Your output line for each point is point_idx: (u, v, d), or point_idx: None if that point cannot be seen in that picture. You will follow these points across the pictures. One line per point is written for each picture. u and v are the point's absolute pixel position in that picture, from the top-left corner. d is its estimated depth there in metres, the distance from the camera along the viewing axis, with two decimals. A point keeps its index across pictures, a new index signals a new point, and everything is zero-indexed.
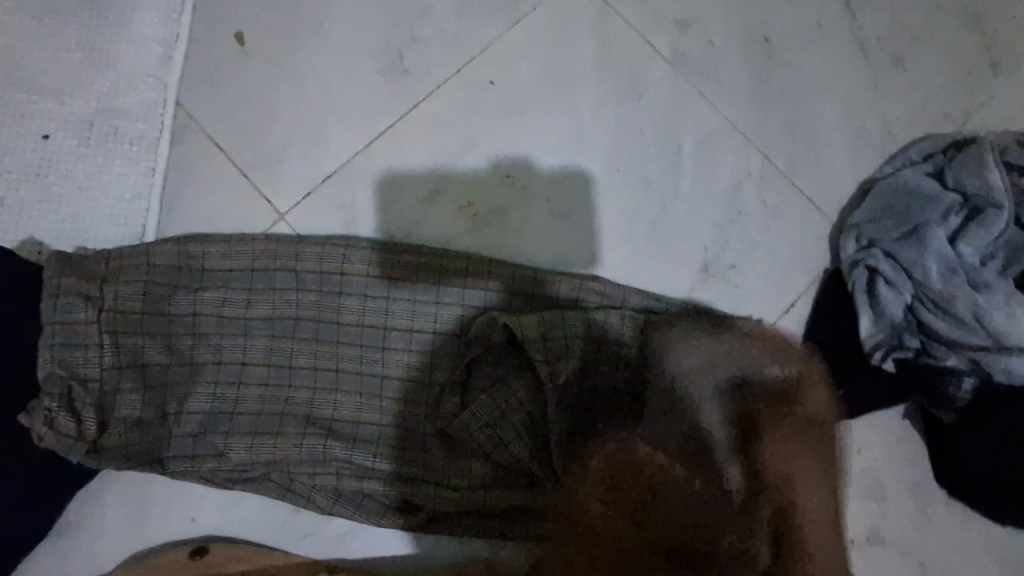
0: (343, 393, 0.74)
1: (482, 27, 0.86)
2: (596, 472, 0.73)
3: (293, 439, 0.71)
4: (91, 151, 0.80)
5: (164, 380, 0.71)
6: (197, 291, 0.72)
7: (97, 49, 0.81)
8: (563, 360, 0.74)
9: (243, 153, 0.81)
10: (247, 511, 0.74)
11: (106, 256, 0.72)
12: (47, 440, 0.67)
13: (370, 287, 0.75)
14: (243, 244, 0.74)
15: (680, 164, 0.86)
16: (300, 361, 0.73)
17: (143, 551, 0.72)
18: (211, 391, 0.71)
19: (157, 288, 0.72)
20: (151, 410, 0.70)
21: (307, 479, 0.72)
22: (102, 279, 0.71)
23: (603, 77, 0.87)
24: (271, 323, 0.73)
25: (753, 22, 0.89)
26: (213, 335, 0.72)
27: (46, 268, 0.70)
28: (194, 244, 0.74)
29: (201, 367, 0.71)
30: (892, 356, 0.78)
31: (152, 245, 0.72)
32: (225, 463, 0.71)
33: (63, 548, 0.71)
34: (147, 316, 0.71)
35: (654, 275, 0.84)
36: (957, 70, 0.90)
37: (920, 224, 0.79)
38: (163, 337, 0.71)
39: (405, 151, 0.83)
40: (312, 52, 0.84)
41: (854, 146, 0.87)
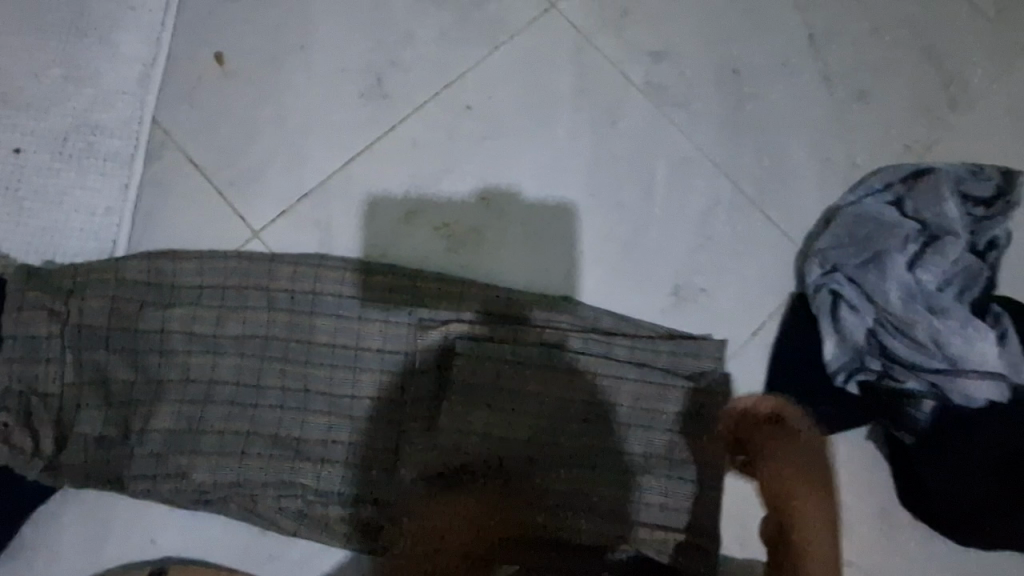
0: (308, 410, 0.73)
1: (461, 53, 0.88)
2: (556, 505, 0.73)
3: (261, 460, 0.71)
4: (66, 165, 0.79)
5: (129, 397, 0.70)
6: (167, 308, 0.72)
7: (77, 65, 0.82)
8: (539, 384, 0.75)
9: (220, 170, 0.82)
10: (211, 532, 0.73)
11: (74, 270, 0.71)
12: (3, 454, 0.66)
13: (342, 308, 0.75)
14: (215, 262, 0.74)
15: (651, 189, 0.88)
16: (270, 380, 0.73)
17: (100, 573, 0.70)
18: (177, 410, 0.70)
19: (126, 303, 0.71)
20: (114, 427, 0.69)
21: (272, 502, 0.71)
22: (69, 294, 0.70)
23: (578, 105, 0.89)
24: (242, 342, 0.73)
25: (722, 55, 0.92)
26: (181, 352, 0.71)
27: (11, 281, 0.70)
28: (165, 260, 0.73)
29: (166, 386, 0.71)
30: (855, 378, 0.80)
31: (121, 259, 0.72)
32: (189, 483, 0.70)
33: (18, 569, 0.69)
34: (114, 332, 0.70)
35: (626, 297, 0.85)
36: (915, 104, 0.93)
37: (881, 251, 0.82)
38: (130, 354, 0.70)
39: (381, 171, 0.85)
40: (292, 72, 0.85)
41: (819, 175, 0.90)
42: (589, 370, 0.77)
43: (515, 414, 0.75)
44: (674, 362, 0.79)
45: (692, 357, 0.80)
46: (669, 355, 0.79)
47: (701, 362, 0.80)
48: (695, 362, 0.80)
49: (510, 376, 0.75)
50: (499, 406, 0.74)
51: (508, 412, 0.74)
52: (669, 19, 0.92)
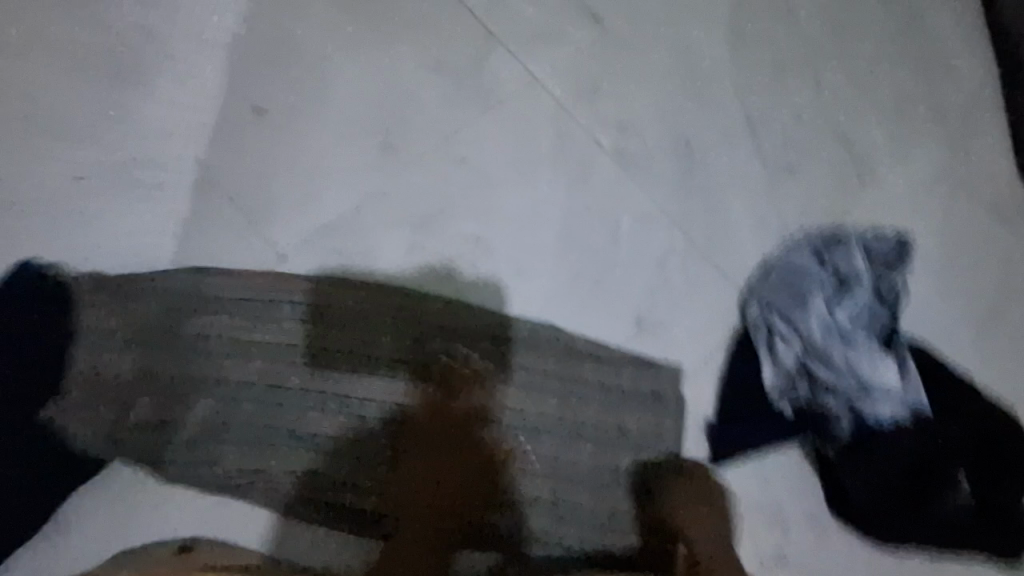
0: (327, 408, 0.87)
1: (461, 115, 1.04)
2: (524, 494, 0.90)
3: (281, 450, 0.85)
4: (122, 193, 0.92)
5: (175, 388, 0.84)
6: (211, 317, 0.88)
7: (134, 109, 0.95)
8: (513, 393, 0.92)
9: (248, 203, 0.94)
10: (230, 512, 0.84)
11: (139, 279, 0.88)
12: (74, 425, 0.81)
13: (360, 323, 0.91)
14: (254, 280, 0.91)
15: (619, 236, 1.04)
16: (293, 382, 0.87)
17: (134, 546, 0.82)
18: (212, 402, 0.85)
19: (180, 310, 0.87)
20: (161, 412, 0.84)
21: (287, 487, 0.85)
22: (135, 299, 0.87)
23: (558, 164, 1.05)
24: (272, 348, 0.88)
25: (678, 130, 1.11)
26: (220, 353, 0.86)
27: (85, 286, 0.87)
28: (213, 277, 0.90)
29: (203, 381, 0.85)
30: (789, 399, 0.96)
31: (179, 274, 0.89)
32: (219, 466, 0.84)
33: (64, 541, 0.82)
34: (168, 332, 0.86)
35: (597, 325, 0.99)
36: (833, 180, 1.13)
37: (805, 294, 1.00)
38: (180, 351, 0.86)
39: (390, 210, 0.97)
40: (316, 123, 0.99)
41: (757, 232, 1.08)
42: (560, 385, 0.94)
43: (496, 420, 0.91)
44: (632, 379, 0.97)
45: (645, 376, 0.98)
46: (627, 372, 0.97)
47: (655, 381, 0.98)
48: (648, 380, 0.98)
49: (490, 385, 0.92)
50: (481, 409, 0.91)
51: (490, 418, 0.91)
52: (634, 98, 1.11)
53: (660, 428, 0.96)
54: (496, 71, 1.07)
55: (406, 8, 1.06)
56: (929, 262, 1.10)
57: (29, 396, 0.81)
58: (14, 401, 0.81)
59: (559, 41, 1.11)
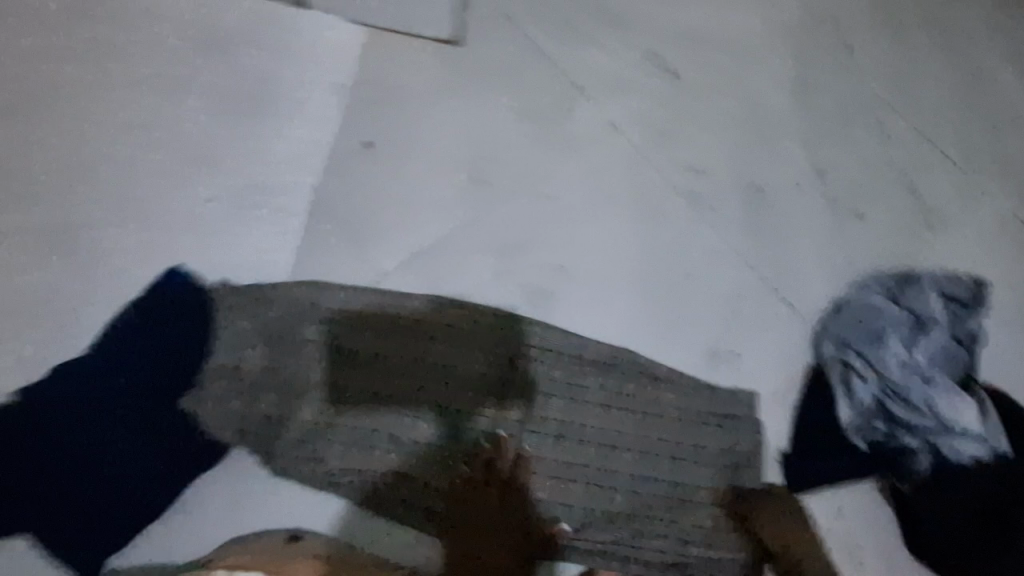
0: (424, 413, 0.93)
1: (547, 156, 1.13)
2: (610, 513, 0.93)
3: (385, 452, 0.91)
4: (243, 214, 1.01)
5: (295, 387, 0.91)
6: (329, 324, 0.95)
7: (257, 140, 1.06)
8: (599, 412, 0.97)
9: (353, 227, 1.03)
10: (332, 508, 0.90)
11: (267, 287, 0.96)
12: (205, 414, 0.89)
13: (455, 338, 0.97)
14: (369, 293, 0.98)
15: (693, 272, 1.09)
16: (400, 389, 0.93)
17: (242, 535, 0.88)
18: (326, 403, 0.91)
19: (303, 315, 0.95)
20: (280, 408, 0.90)
21: (387, 489, 0.90)
22: (264, 302, 0.95)
23: (635, 203, 1.12)
24: (382, 355, 0.94)
25: (750, 175, 1.17)
26: (338, 357, 0.93)
27: (222, 289, 0.95)
28: (334, 289, 0.98)
29: (319, 384, 0.92)
30: (866, 436, 0.97)
31: (305, 284, 0.97)
32: (326, 464, 0.90)
33: (178, 525, 0.87)
34: (292, 335, 0.93)
35: (672, 352, 1.04)
36: (905, 226, 1.16)
37: (882, 331, 1.03)
38: (301, 352, 0.93)
39: (481, 239, 1.06)
40: (417, 160, 1.09)
41: (830, 273, 1.11)
42: (649, 407, 0.98)
43: (587, 437, 0.95)
44: (717, 405, 1.00)
45: (729, 402, 1.01)
46: (710, 398, 1.01)
47: (738, 408, 1.01)
48: (732, 406, 1.01)
49: (577, 401, 0.96)
50: (570, 425, 0.95)
51: (581, 436, 0.95)
52: (705, 144, 1.18)
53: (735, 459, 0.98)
54: (578, 118, 1.16)
55: (496, 60, 1.17)
56: (1003, 309, 1.11)
57: (168, 386, 0.89)
58: (154, 391, 0.88)
59: (637, 92, 1.19)
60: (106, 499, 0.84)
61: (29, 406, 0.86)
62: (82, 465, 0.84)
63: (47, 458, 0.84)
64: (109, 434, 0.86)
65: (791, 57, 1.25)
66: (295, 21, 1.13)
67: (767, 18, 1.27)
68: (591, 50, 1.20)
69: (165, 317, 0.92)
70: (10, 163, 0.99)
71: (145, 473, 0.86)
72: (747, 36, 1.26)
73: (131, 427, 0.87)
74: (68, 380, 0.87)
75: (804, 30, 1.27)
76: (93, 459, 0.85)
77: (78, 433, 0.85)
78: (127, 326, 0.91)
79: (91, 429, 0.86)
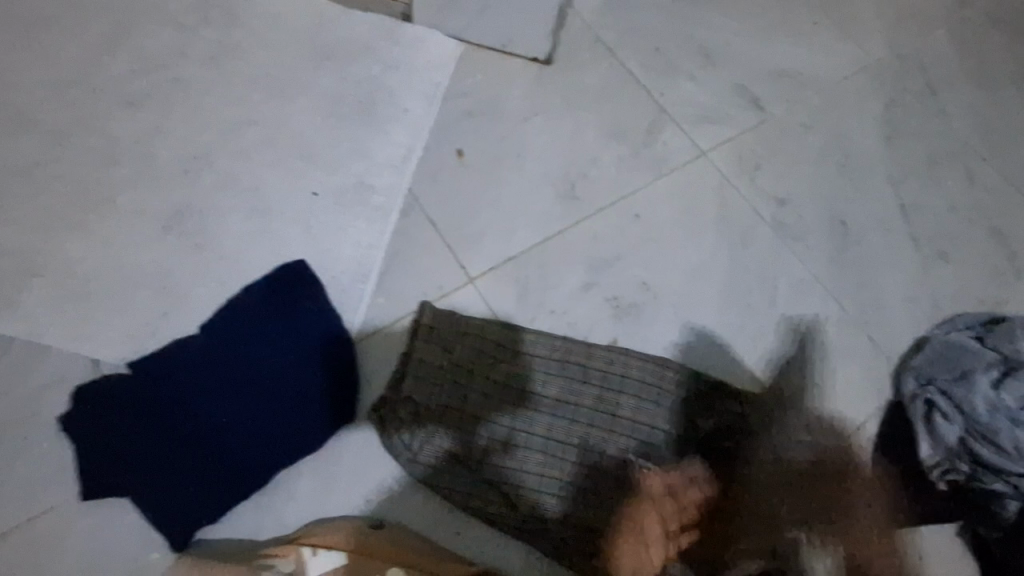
0: (517, 430, 0.94)
1: (634, 176, 1.15)
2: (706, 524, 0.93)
3: (502, 457, 0.92)
4: (344, 211, 1.06)
5: (428, 384, 0.94)
6: (442, 329, 0.97)
7: (361, 142, 1.11)
8: (690, 443, 0.97)
9: (450, 231, 1.07)
10: (420, 506, 0.92)
11: (397, 294, 1.02)
12: (338, 397, 0.92)
13: (556, 355, 0.99)
14: (499, 309, 1.04)
15: (775, 299, 1.10)
16: (526, 398, 0.95)
17: (324, 518, 0.89)
18: (454, 403, 0.93)
19: (445, 318, 0.98)
20: (412, 402, 0.93)
21: (496, 493, 0.91)
22: (408, 306, 1.01)
23: (720, 228, 1.14)
24: (512, 362, 0.97)
25: (834, 208, 1.17)
26: (472, 361, 0.96)
27: (365, 287, 1.02)
28: (468, 301, 1.04)
29: (451, 384, 0.94)
30: (947, 476, 0.95)
31: (442, 294, 1.03)
32: (443, 461, 0.92)
33: (263, 503, 0.89)
34: (433, 335, 0.97)
35: (752, 376, 1.05)
36: (990, 270, 1.16)
37: (968, 370, 0.99)
38: (440, 352, 0.96)
39: (569, 252, 1.09)
40: (509, 171, 1.13)
41: (911, 311, 1.11)
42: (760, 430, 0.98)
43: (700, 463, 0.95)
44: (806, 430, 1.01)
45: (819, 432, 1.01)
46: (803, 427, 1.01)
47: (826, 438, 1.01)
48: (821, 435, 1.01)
49: (669, 431, 0.96)
50: (657, 456, 0.95)
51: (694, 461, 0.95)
52: (791, 177, 1.19)
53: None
54: (665, 142, 1.19)
55: (589, 83, 1.21)
56: None
57: (271, 369, 0.91)
58: (257, 374, 0.91)
59: (724, 121, 1.22)
60: (205, 472, 0.87)
61: (152, 371, 0.89)
62: (187, 436, 0.87)
63: (158, 427, 0.87)
64: (218, 410, 0.89)
65: (879, 96, 1.26)
66: (401, 35, 1.19)
67: (856, 58, 1.29)
68: (680, 78, 1.24)
69: (282, 303, 0.95)
70: (134, 149, 1.06)
71: (246, 452, 0.88)
72: (836, 73, 1.27)
73: (239, 405, 0.89)
74: (182, 352, 0.91)
75: (893, 72, 1.28)
76: (200, 432, 0.88)
77: (190, 406, 0.88)
78: (245, 308, 0.94)
79: (202, 404, 0.88)
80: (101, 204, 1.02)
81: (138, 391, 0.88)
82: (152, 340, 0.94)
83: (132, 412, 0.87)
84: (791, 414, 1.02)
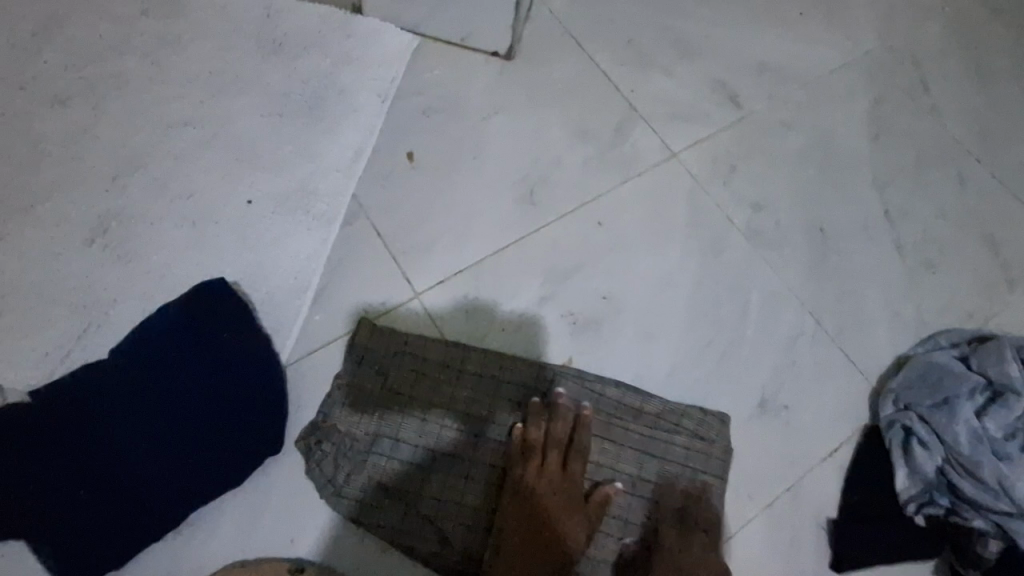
0: (460, 451, 0.89)
1: (598, 179, 1.08)
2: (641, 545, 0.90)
3: (441, 479, 0.88)
4: (282, 219, 0.99)
5: (368, 405, 0.90)
6: (384, 348, 0.92)
7: (303, 144, 1.03)
8: (643, 460, 0.93)
9: (397, 240, 1.00)
10: (353, 543, 0.86)
11: (336, 311, 0.95)
12: (266, 424, 0.87)
13: (505, 372, 0.93)
14: (445, 325, 0.97)
15: (747, 314, 1.02)
16: (472, 416, 0.91)
17: (244, 560, 0.84)
18: (396, 424, 0.89)
19: (387, 334, 0.93)
20: (350, 424, 0.89)
21: (434, 516, 0.87)
22: (348, 323, 0.95)
23: (689, 235, 1.06)
24: (458, 379, 0.92)
25: (813, 214, 1.09)
26: (415, 379, 0.92)
27: (301, 302, 0.95)
28: (414, 316, 0.97)
29: (394, 404, 0.90)
30: (924, 510, 0.89)
31: (386, 308, 0.96)
32: (381, 485, 0.87)
33: (178, 543, 0.84)
34: (373, 353, 0.92)
35: (720, 397, 0.98)
36: (981, 281, 1.08)
37: (950, 396, 0.93)
38: (380, 372, 0.91)
39: (525, 261, 1.01)
40: (464, 174, 1.05)
41: (893, 327, 1.04)
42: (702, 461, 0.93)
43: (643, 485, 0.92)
44: (770, 457, 0.96)
45: (786, 461, 0.96)
46: (767, 455, 0.96)
47: (794, 467, 0.96)
48: (787, 465, 0.96)
49: (616, 449, 0.93)
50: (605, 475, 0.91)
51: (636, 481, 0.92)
52: (770, 180, 1.11)
53: (778, 518, 0.93)
54: (634, 142, 1.11)
55: (554, 79, 1.12)
56: None
57: (191, 395, 0.86)
58: (176, 399, 0.86)
59: (699, 119, 1.13)
60: (115, 507, 0.81)
61: (63, 399, 0.84)
62: (105, 469, 0.82)
63: (65, 460, 0.81)
64: (138, 441, 0.83)
65: (868, 93, 1.17)
66: (351, 25, 1.11)
67: (845, 50, 1.20)
68: (653, 72, 1.15)
69: (205, 322, 0.89)
70: (56, 150, 0.99)
71: (167, 488, 0.83)
72: (822, 68, 1.18)
73: (164, 437, 0.84)
74: (96, 376, 0.85)
75: (883, 66, 1.19)
76: (119, 465, 0.82)
77: (110, 437, 0.83)
78: (163, 329, 0.88)
79: (123, 435, 0.83)
80: (22, 211, 0.95)
81: (52, 418, 0.82)
82: (65, 365, 0.88)
83: (42, 442, 0.81)
84: (754, 439, 0.96)
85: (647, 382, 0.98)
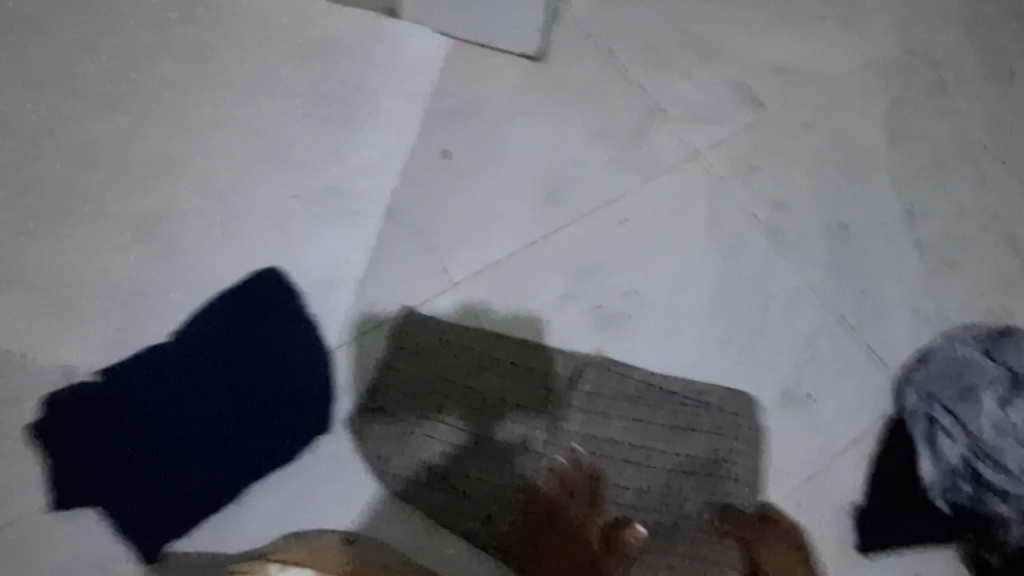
0: (494, 433, 0.94)
1: (623, 178, 1.11)
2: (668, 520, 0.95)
3: (478, 459, 0.93)
4: (322, 214, 1.03)
5: (407, 390, 0.94)
6: (421, 336, 0.97)
7: (340, 143, 1.08)
8: (667, 442, 0.98)
9: (431, 235, 1.03)
10: (397, 520, 0.91)
11: (374, 302, 0.99)
12: (313, 406, 0.92)
13: (535, 360, 0.98)
14: (479, 316, 1.00)
15: (769, 308, 1.05)
16: (505, 400, 0.96)
17: (297, 532, 0.89)
18: (434, 407, 0.95)
19: (423, 323, 0.98)
20: (391, 407, 0.94)
21: (472, 492, 0.92)
22: (385, 312, 0.98)
23: (712, 232, 1.09)
24: (492, 366, 0.97)
25: (833, 213, 1.12)
26: (451, 365, 0.96)
27: (342, 293, 0.98)
28: (449, 306, 1.00)
29: (432, 388, 0.95)
30: (947, 496, 0.96)
31: (422, 299, 0.99)
32: (421, 464, 0.92)
33: (234, 516, 0.89)
34: (411, 341, 0.97)
35: (744, 389, 1.01)
36: (1000, 277, 1.10)
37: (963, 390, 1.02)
38: (417, 358, 0.96)
39: (554, 256, 1.05)
40: (495, 172, 1.08)
41: (914, 321, 1.06)
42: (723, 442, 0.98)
43: (668, 465, 0.97)
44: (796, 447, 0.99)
45: (811, 450, 0.98)
46: (791, 445, 0.99)
47: (818, 456, 0.98)
48: (812, 454, 0.98)
49: (641, 432, 0.98)
50: (632, 456, 0.97)
51: (662, 462, 0.97)
52: (790, 180, 1.14)
53: (803, 506, 0.96)
54: (657, 142, 1.14)
55: (579, 81, 1.16)
56: None
57: (242, 378, 0.91)
58: (229, 381, 0.91)
59: (720, 121, 1.17)
60: (178, 483, 0.88)
61: (124, 382, 0.89)
62: (165, 450, 0.88)
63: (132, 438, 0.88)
64: (195, 421, 0.89)
65: (885, 95, 1.21)
66: (383, 30, 1.15)
67: (862, 54, 1.23)
68: (675, 75, 1.19)
69: (255, 310, 0.95)
70: (106, 151, 1.03)
71: (224, 466, 0.88)
72: (839, 72, 1.21)
73: (219, 419, 0.89)
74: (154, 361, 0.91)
75: (900, 69, 1.22)
76: (180, 444, 0.88)
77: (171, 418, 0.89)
78: (217, 317, 0.94)
79: (183, 416, 0.89)
80: (76, 207, 1.00)
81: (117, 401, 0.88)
82: (119, 352, 0.93)
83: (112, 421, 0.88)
84: (778, 428, 0.99)
85: (674, 372, 1.01)
